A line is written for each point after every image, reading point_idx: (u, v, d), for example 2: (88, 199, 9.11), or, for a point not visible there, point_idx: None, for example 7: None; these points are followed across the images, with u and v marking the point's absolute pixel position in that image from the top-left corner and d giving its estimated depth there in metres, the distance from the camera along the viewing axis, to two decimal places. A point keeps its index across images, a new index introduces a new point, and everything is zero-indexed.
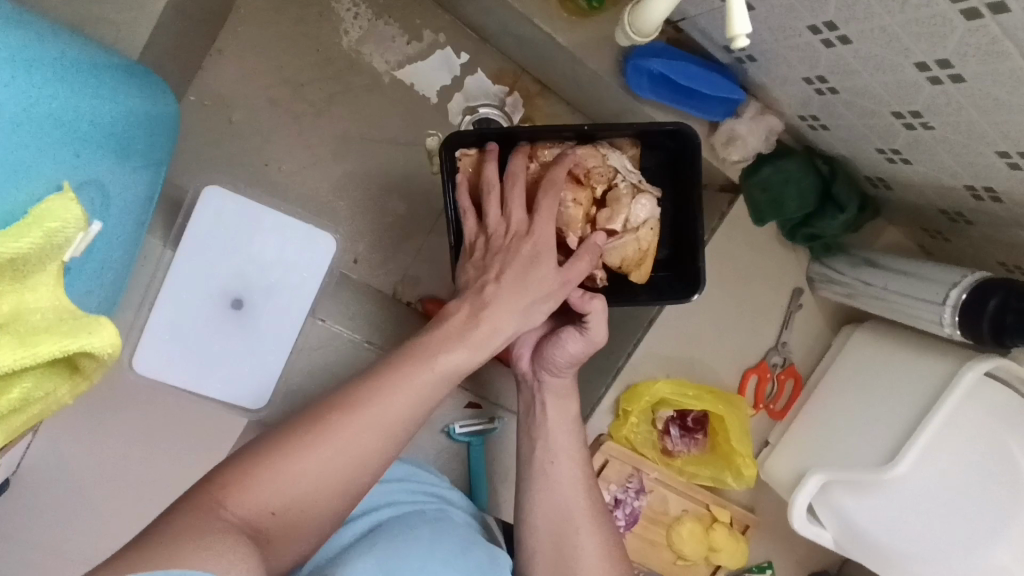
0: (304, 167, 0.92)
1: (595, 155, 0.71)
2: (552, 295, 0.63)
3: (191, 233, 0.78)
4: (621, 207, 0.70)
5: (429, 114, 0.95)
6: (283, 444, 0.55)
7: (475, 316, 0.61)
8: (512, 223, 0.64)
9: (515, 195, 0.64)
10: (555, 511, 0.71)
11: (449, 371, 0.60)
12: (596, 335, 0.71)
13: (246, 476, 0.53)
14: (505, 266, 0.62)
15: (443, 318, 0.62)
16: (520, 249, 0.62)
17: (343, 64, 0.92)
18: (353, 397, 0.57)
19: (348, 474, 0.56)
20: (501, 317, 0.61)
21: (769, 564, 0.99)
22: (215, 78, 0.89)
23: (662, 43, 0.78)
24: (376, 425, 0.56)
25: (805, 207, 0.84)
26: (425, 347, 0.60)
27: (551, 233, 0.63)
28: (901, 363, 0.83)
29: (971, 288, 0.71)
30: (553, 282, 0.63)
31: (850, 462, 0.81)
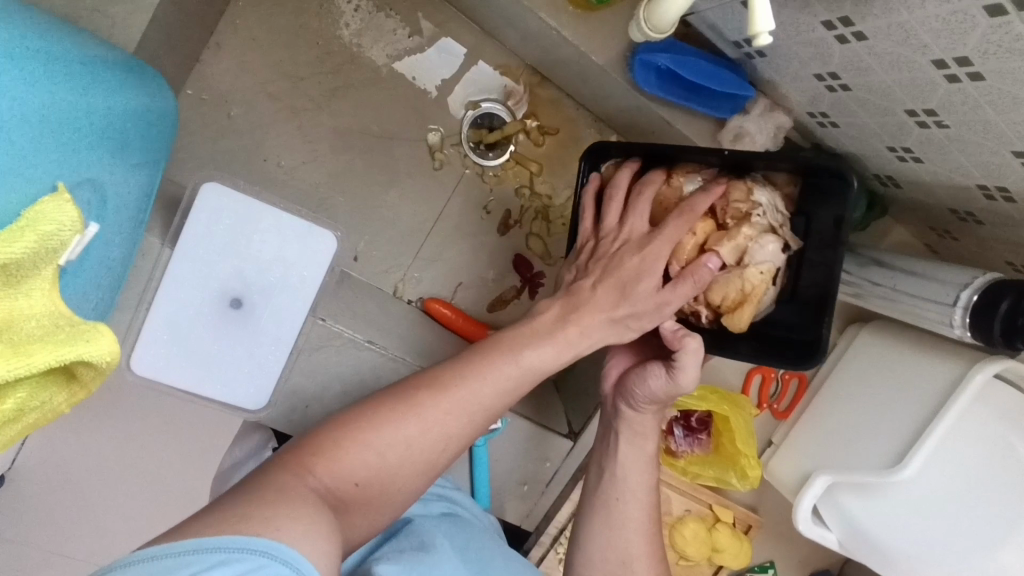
0: (303, 163, 0.90)
1: (741, 187, 0.63)
2: (648, 315, 0.63)
3: (189, 230, 0.75)
4: (740, 238, 0.61)
5: (431, 109, 0.93)
6: (377, 417, 0.59)
7: (565, 316, 0.65)
8: (628, 233, 0.65)
9: (640, 211, 0.65)
10: None
11: (537, 365, 0.63)
12: (683, 380, 0.66)
13: (337, 445, 0.57)
14: (611, 274, 0.64)
15: (533, 317, 0.66)
16: (627, 257, 0.64)
17: (343, 58, 0.90)
18: (442, 378, 0.62)
19: (431, 454, 0.60)
20: (589, 323, 0.64)
21: (771, 564, 0.99)
22: (212, 71, 0.87)
23: (670, 38, 0.77)
24: (462, 407, 0.61)
25: None
26: (514, 339, 0.64)
27: (660, 255, 0.63)
28: (909, 365, 0.82)
29: (982, 289, 0.70)
30: (648, 305, 0.63)
31: (854, 464, 0.81)
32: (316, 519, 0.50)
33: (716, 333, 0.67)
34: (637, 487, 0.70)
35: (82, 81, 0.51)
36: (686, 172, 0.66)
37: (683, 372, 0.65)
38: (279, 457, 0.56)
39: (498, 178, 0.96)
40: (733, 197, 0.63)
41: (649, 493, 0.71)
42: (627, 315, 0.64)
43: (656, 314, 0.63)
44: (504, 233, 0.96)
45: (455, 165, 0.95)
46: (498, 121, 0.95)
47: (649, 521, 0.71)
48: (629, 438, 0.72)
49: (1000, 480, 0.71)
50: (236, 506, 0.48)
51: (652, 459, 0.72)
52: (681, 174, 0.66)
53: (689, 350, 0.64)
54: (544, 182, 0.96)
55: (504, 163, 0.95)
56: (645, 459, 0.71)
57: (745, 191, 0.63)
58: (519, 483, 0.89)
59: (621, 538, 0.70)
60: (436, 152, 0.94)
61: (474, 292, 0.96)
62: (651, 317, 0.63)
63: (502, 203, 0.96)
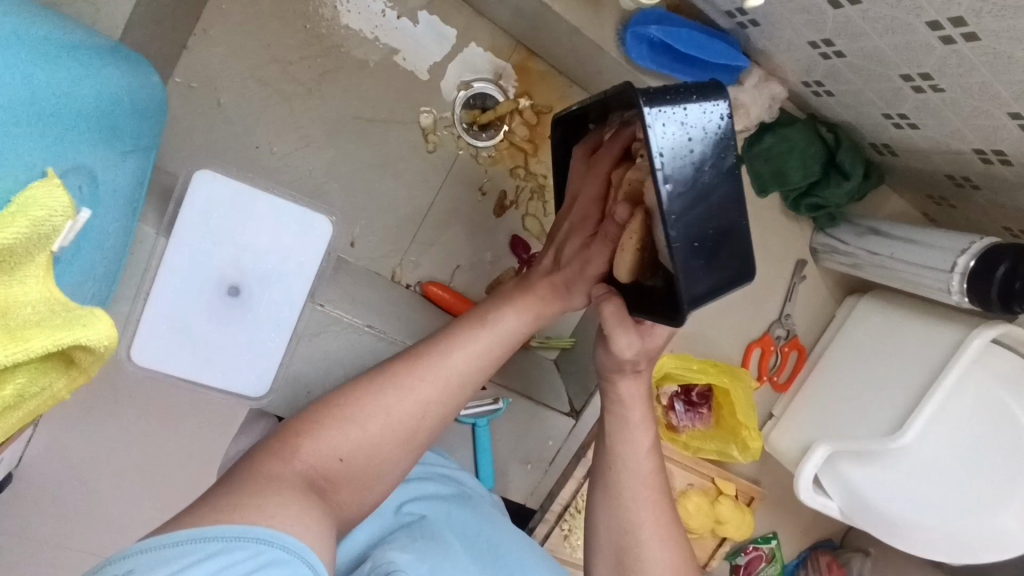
0: (295, 150, 0.89)
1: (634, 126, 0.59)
2: (580, 278, 0.68)
3: (183, 219, 0.74)
4: (627, 183, 0.59)
5: (423, 91, 0.92)
6: (356, 394, 0.60)
7: (522, 286, 0.71)
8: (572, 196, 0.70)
9: (576, 172, 0.69)
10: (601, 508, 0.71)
11: (506, 331, 0.67)
12: (616, 347, 0.66)
13: (318, 425, 0.57)
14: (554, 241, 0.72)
15: (500, 290, 0.72)
16: (565, 221, 0.70)
17: (331, 41, 0.88)
18: (420, 353, 0.63)
19: (411, 421, 0.61)
20: (540, 287, 0.70)
21: (774, 534, 1.04)
22: (199, 58, 0.85)
23: (662, 8, 0.76)
24: (445, 377, 0.62)
25: (809, 175, 0.84)
26: (483, 310, 0.68)
27: (584, 215, 0.68)
28: (909, 333, 0.82)
29: (980, 255, 0.70)
30: (575, 267, 0.69)
31: (854, 433, 0.82)
32: (307, 509, 0.50)
33: (636, 292, 0.62)
34: (633, 454, 0.70)
35: (66, 68, 0.50)
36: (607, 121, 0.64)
37: (616, 341, 0.65)
38: (264, 446, 0.56)
39: (494, 159, 0.95)
40: (633, 141, 0.60)
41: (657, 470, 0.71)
42: (564, 278, 0.69)
43: (584, 273, 0.68)
44: (500, 215, 0.96)
45: (448, 147, 0.94)
46: (491, 101, 0.94)
47: (656, 491, 0.71)
48: (612, 407, 0.71)
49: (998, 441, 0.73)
50: (231, 496, 0.49)
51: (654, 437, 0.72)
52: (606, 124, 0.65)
53: (608, 314, 0.64)
54: (539, 163, 0.96)
55: (498, 143, 0.95)
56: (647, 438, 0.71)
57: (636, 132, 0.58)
58: (523, 463, 0.90)
59: (628, 511, 0.70)
60: (429, 135, 0.93)
61: (471, 275, 0.96)
62: (582, 280, 0.68)
63: (497, 184, 0.95)
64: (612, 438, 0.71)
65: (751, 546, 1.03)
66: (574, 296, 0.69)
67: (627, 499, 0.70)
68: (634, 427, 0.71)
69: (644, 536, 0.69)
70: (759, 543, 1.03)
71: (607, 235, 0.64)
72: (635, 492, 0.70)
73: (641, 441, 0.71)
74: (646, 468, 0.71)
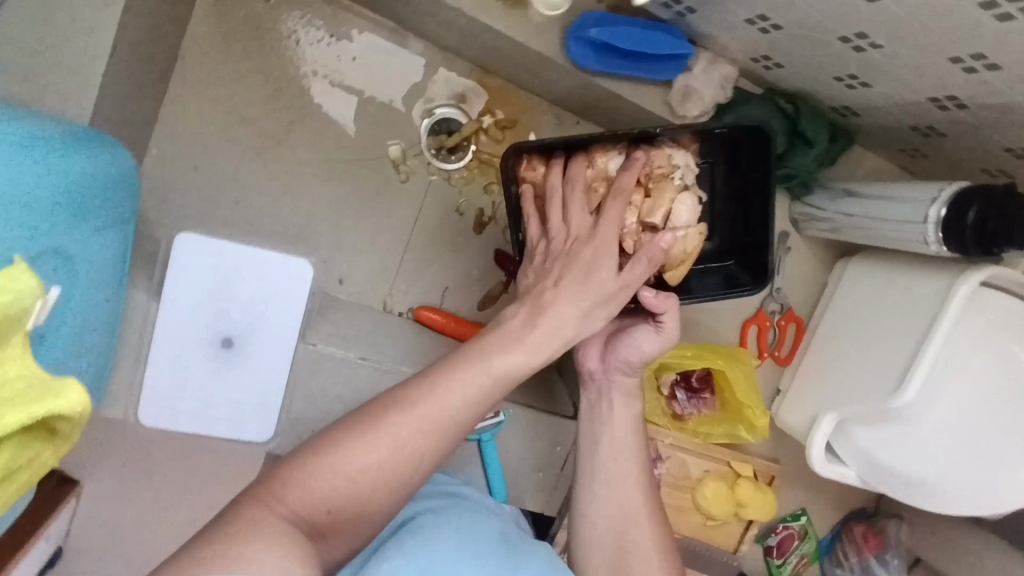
0: (274, 200, 0.92)
1: (659, 153, 0.71)
2: (616, 296, 0.64)
3: (170, 282, 0.77)
4: (663, 201, 0.70)
5: (390, 124, 0.94)
6: (343, 436, 0.57)
7: (534, 318, 0.62)
8: (572, 226, 0.66)
9: (575, 199, 0.66)
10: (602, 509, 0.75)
11: (505, 371, 0.60)
12: (670, 334, 0.73)
13: (303, 471, 0.56)
14: (564, 269, 0.63)
15: (501, 322, 0.64)
16: (575, 249, 0.64)
17: (293, 92, 0.91)
18: (409, 396, 0.59)
19: (404, 470, 0.58)
20: (562, 315, 0.62)
21: (803, 512, 1.10)
22: (171, 127, 0.88)
23: (602, 11, 0.77)
24: (435, 418, 0.58)
25: (777, 148, 0.83)
26: (481, 348, 0.61)
27: (613, 237, 0.64)
28: (900, 290, 0.83)
29: (950, 202, 0.70)
30: (615, 287, 0.63)
31: (856, 398, 0.83)
32: (290, 553, 0.50)
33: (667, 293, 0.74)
34: (617, 453, 0.76)
35: (39, 159, 0.53)
36: (601, 154, 0.70)
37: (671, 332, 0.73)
38: (248, 489, 0.56)
39: (466, 178, 0.96)
40: (655, 165, 0.71)
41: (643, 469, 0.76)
42: (597, 302, 0.63)
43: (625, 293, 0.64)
44: (480, 232, 0.97)
45: (420, 174, 0.95)
46: (455, 124, 0.95)
47: (643, 485, 0.75)
48: (613, 405, 0.77)
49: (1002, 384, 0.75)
50: (212, 542, 0.49)
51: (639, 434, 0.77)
52: (595, 157, 0.70)
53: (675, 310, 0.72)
54: None
55: (468, 164, 0.96)
56: (630, 436, 0.77)
57: (665, 157, 0.71)
58: (534, 471, 0.91)
59: (623, 506, 0.74)
60: (399, 165, 0.94)
61: (461, 295, 0.98)
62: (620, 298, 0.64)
63: (474, 202, 0.96)
64: (602, 438, 0.77)
65: (780, 527, 1.10)
66: (598, 321, 0.64)
67: (623, 496, 0.75)
68: (620, 428, 0.77)
69: (638, 532, 0.73)
70: (789, 522, 1.10)
71: (647, 255, 0.64)
72: (623, 492, 0.75)
73: (616, 434, 0.77)
74: (632, 467, 0.75)
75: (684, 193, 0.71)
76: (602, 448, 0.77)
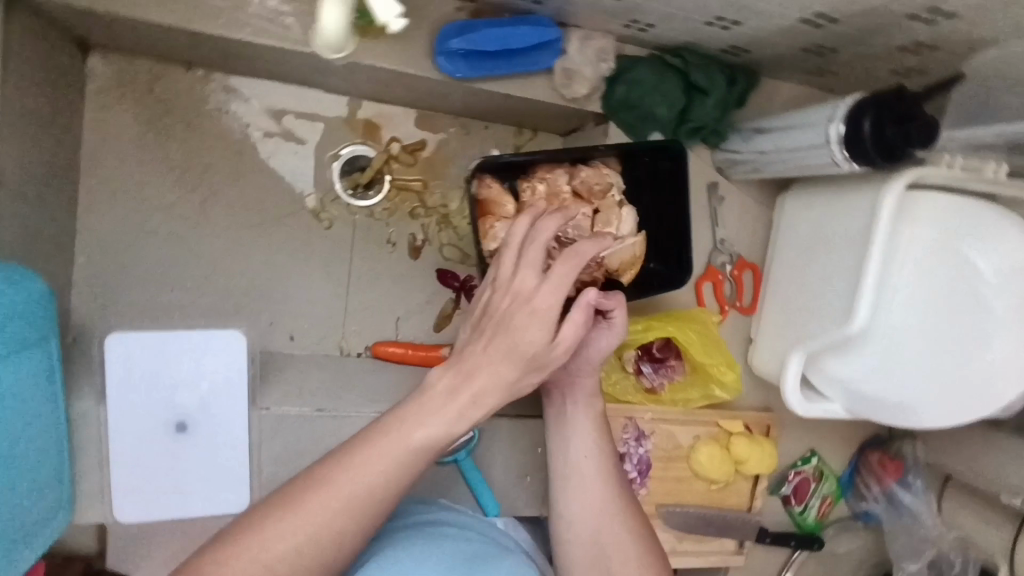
0: (203, 280, 0.89)
1: (595, 173, 0.82)
2: (542, 360, 0.62)
3: (108, 382, 0.74)
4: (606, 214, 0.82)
5: (303, 177, 0.92)
6: (259, 518, 0.57)
7: (456, 385, 0.62)
8: (519, 287, 0.62)
9: (530, 256, 0.63)
10: (580, 511, 0.79)
11: (424, 442, 0.60)
12: (619, 326, 0.77)
13: (210, 564, 0.55)
14: (491, 335, 0.62)
15: (422, 387, 0.63)
16: (511, 314, 0.62)
17: (199, 170, 0.88)
18: (326, 472, 0.59)
19: (326, 551, 0.57)
20: (482, 382, 0.61)
21: (813, 453, 1.11)
22: (89, 233, 0.84)
23: (463, 18, 0.76)
24: (357, 494, 0.58)
25: (673, 103, 0.82)
26: (395, 412, 0.61)
27: (559, 300, 0.61)
28: (835, 214, 0.81)
29: (846, 117, 0.67)
30: (544, 355, 0.62)
31: (818, 329, 0.82)
32: None
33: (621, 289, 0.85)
34: (583, 453, 0.81)
35: None
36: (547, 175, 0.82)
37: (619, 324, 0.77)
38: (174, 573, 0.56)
39: (389, 210, 0.96)
40: (592, 182, 0.82)
41: (605, 465, 0.81)
42: (528, 368, 0.62)
43: (546, 361, 0.63)
44: (417, 256, 0.98)
45: (343, 218, 0.94)
46: (365, 159, 0.94)
47: (608, 480, 0.80)
48: (574, 402, 0.83)
49: (955, 285, 0.75)
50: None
51: (602, 434, 0.82)
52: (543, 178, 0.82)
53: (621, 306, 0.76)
54: (434, 195, 0.97)
55: (388, 195, 0.96)
56: (593, 437, 0.82)
57: (600, 176, 0.82)
58: (522, 476, 0.93)
59: (592, 502, 0.79)
60: (320, 214, 0.93)
61: (416, 323, 0.98)
62: (543, 363, 0.63)
63: (404, 231, 0.97)
64: (567, 437, 0.82)
65: (792, 473, 1.10)
66: (522, 385, 0.63)
67: (594, 492, 0.80)
68: (583, 427, 0.82)
69: (609, 527, 0.78)
70: (801, 466, 1.10)
71: (574, 319, 0.63)
72: (592, 488, 0.80)
73: (579, 434, 0.82)
74: (598, 464, 0.81)
75: (625, 207, 0.83)
76: (567, 450, 0.82)
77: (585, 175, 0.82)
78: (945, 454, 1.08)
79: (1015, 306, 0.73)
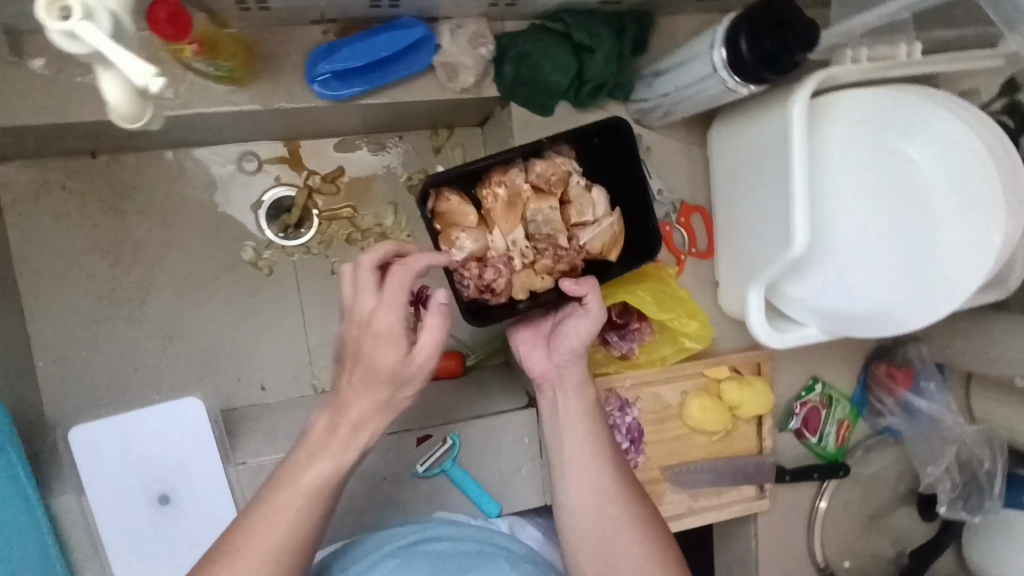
0: (162, 355, 0.91)
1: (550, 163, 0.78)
2: (414, 373, 0.59)
3: (83, 475, 0.76)
4: (574, 203, 0.79)
5: (234, 232, 0.93)
6: None
7: (334, 423, 0.60)
8: (359, 316, 0.59)
9: (362, 283, 0.60)
10: (576, 496, 0.78)
11: (314, 483, 0.59)
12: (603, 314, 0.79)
13: None
14: (353, 366, 0.60)
15: (305, 435, 0.62)
16: (361, 341, 0.59)
17: (130, 251, 0.90)
18: (233, 543, 0.57)
19: None
20: (362, 412, 0.60)
21: (815, 380, 1.06)
22: (41, 338, 0.87)
23: (328, 40, 0.75)
24: (259, 559, 0.56)
25: (565, 69, 0.79)
26: (290, 465, 0.60)
27: (401, 317, 0.58)
28: (755, 136, 0.78)
29: (726, 40, 0.64)
30: (411, 369, 0.59)
31: (765, 257, 0.79)
32: None
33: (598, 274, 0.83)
34: (574, 438, 0.80)
35: None
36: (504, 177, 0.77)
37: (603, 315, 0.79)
38: None
39: (325, 243, 0.96)
40: (548, 175, 0.78)
41: (597, 445, 0.80)
42: (399, 386, 0.59)
43: (415, 376, 0.59)
44: None
45: (283, 261, 0.95)
46: (289, 199, 0.95)
47: (602, 460, 0.79)
48: (564, 392, 0.82)
49: (891, 180, 0.71)
50: None
51: (593, 417, 0.81)
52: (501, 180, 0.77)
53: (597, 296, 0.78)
54: (366, 216, 0.97)
55: (321, 228, 0.96)
56: (584, 420, 0.81)
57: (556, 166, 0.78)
58: (516, 471, 0.92)
59: (588, 485, 0.78)
60: (258, 262, 0.94)
61: None
62: (416, 376, 0.59)
63: (346, 259, 0.97)
64: (557, 424, 0.81)
65: (799, 405, 1.05)
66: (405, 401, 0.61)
67: (588, 475, 0.79)
68: (572, 413, 0.81)
69: (606, 507, 0.77)
70: (807, 397, 1.06)
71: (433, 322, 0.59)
72: (588, 473, 0.79)
73: (570, 423, 0.81)
74: (591, 448, 0.80)
75: (595, 188, 0.80)
76: (558, 435, 0.81)
77: (542, 166, 0.78)
78: (951, 349, 1.03)
79: (958, 179, 0.68)
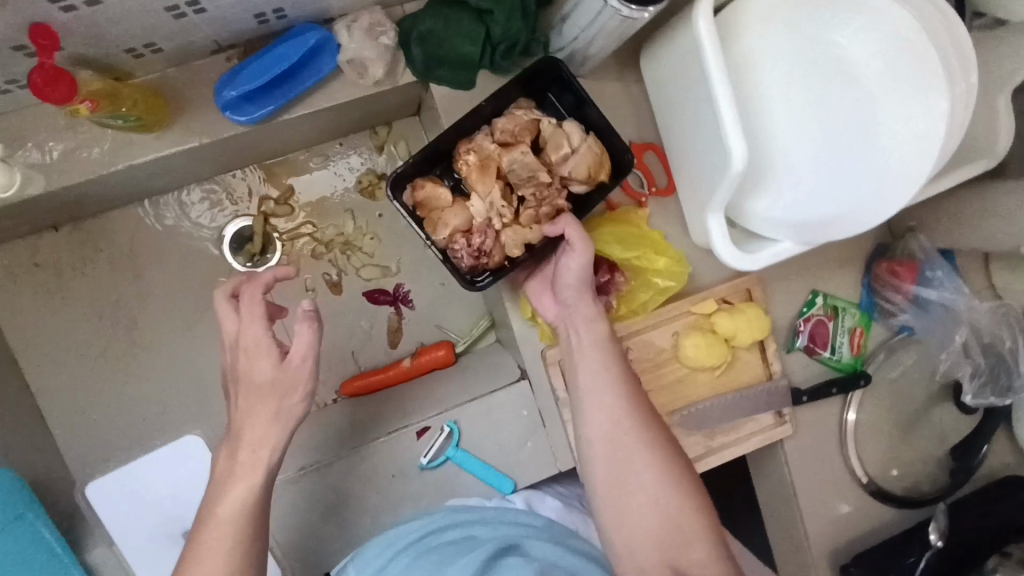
0: (163, 403, 0.95)
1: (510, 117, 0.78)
2: (297, 375, 0.66)
3: (109, 526, 0.80)
4: (544, 145, 0.79)
5: (205, 271, 0.96)
6: None
7: (233, 453, 0.67)
8: (231, 340, 0.68)
9: (225, 315, 0.68)
10: (592, 428, 0.75)
11: (230, 509, 0.64)
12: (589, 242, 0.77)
13: None
14: (236, 392, 0.67)
15: (213, 471, 0.68)
16: (237, 364, 0.67)
17: (112, 311, 0.94)
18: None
19: None
20: (260, 426, 0.66)
21: (815, 293, 1.02)
22: (50, 409, 0.91)
23: (231, 68, 0.75)
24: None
25: (472, 37, 0.76)
26: (211, 497, 0.66)
27: (265, 333, 0.66)
28: (677, 61, 0.75)
29: None
30: (292, 374, 0.66)
31: (709, 182, 0.76)
32: None
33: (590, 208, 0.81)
34: (590, 367, 0.77)
35: None
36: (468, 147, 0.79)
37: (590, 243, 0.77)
38: None
39: (292, 262, 0.98)
40: (511, 127, 0.78)
41: (611, 374, 0.76)
42: (282, 393, 0.66)
43: (292, 382, 0.66)
44: (340, 291, 1.00)
45: None
46: (249, 228, 0.96)
47: (618, 388, 0.75)
48: (578, 326, 0.80)
49: (819, 77, 0.76)
50: None
51: (609, 347, 0.78)
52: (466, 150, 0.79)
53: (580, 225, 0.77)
54: (326, 229, 0.98)
55: (286, 249, 0.98)
56: (599, 350, 0.78)
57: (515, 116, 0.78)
58: (523, 445, 0.91)
59: (605, 415, 0.74)
60: None
61: (368, 351, 1.01)
62: (297, 380, 0.66)
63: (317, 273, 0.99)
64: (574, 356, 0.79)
65: (802, 322, 1.01)
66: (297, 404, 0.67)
67: (602, 406, 0.75)
68: (587, 347, 0.78)
69: (624, 437, 0.73)
70: (809, 312, 1.01)
71: (306, 324, 0.65)
72: (604, 403, 0.75)
73: (586, 357, 0.78)
74: (604, 377, 0.76)
75: (565, 123, 0.79)
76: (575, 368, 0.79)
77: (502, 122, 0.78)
78: (951, 231, 0.98)
79: (882, 56, 0.73)
